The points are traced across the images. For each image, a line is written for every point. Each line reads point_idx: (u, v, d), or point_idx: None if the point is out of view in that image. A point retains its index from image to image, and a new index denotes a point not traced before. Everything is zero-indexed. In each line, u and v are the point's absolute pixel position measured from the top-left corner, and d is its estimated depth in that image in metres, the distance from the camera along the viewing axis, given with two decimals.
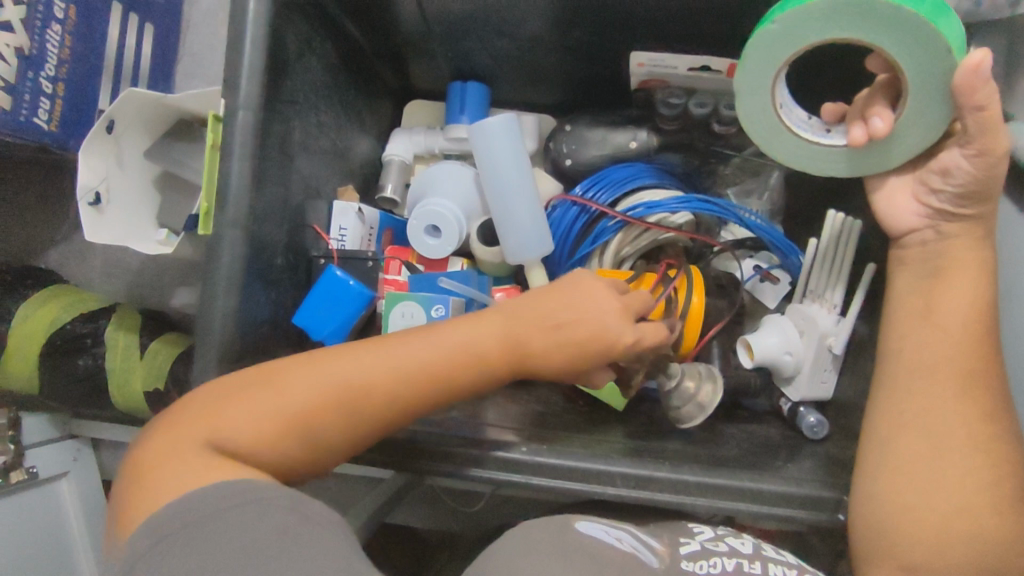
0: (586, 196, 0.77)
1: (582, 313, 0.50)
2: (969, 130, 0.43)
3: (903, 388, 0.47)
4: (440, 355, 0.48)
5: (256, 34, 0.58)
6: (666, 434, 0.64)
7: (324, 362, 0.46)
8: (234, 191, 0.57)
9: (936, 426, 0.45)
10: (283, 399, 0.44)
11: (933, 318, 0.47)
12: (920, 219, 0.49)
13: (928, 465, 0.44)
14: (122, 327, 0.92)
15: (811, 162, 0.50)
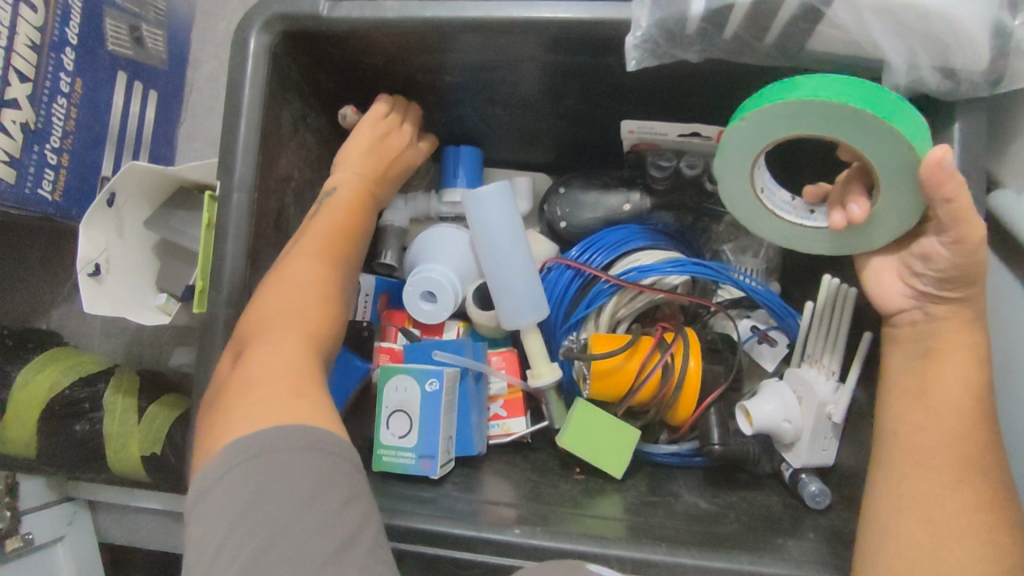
0: (581, 259, 0.77)
1: (348, 206, 0.65)
2: (942, 220, 0.43)
3: (898, 471, 0.47)
4: (312, 247, 0.59)
5: (252, 120, 0.60)
6: (663, 505, 0.63)
7: (262, 328, 0.53)
8: (229, 271, 0.58)
9: (933, 512, 0.45)
10: (267, 328, 0.52)
11: (926, 399, 0.47)
12: (907, 299, 0.49)
13: (930, 554, 0.44)
14: (121, 390, 0.92)
15: (796, 242, 0.51)
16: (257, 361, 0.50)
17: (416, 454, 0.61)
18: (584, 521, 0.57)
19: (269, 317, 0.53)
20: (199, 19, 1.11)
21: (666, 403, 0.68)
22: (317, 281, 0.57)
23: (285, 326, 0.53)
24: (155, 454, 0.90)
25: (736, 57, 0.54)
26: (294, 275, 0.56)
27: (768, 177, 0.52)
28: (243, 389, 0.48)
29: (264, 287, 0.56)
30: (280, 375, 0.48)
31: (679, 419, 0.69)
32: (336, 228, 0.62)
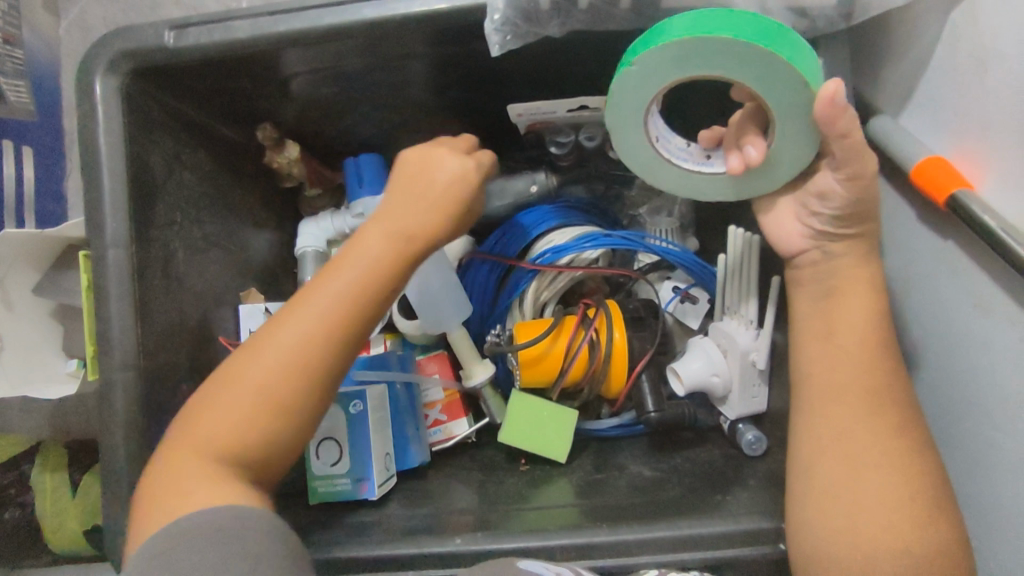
0: (496, 250, 0.77)
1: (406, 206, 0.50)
2: (839, 155, 0.43)
3: (814, 412, 0.48)
4: (368, 260, 0.48)
5: (115, 168, 0.56)
6: (609, 481, 0.63)
7: (269, 345, 0.46)
8: (118, 332, 0.55)
9: (850, 447, 0.46)
10: (232, 393, 0.46)
11: (833, 337, 0.48)
12: (806, 240, 0.49)
13: (853, 489, 0.45)
14: (48, 466, 0.88)
15: (694, 191, 0.50)
16: (201, 436, 0.45)
17: (352, 478, 0.60)
18: (530, 515, 0.57)
19: (212, 387, 0.47)
20: (63, 63, 1.04)
21: (597, 381, 0.67)
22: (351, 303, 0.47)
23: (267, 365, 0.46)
24: (97, 525, 0.85)
25: (598, 27, 0.53)
26: (325, 319, 0.46)
27: (664, 126, 0.51)
28: (195, 461, 0.45)
29: (248, 338, 0.48)
30: (220, 463, 0.45)
31: (613, 391, 0.69)
32: (393, 247, 0.49)
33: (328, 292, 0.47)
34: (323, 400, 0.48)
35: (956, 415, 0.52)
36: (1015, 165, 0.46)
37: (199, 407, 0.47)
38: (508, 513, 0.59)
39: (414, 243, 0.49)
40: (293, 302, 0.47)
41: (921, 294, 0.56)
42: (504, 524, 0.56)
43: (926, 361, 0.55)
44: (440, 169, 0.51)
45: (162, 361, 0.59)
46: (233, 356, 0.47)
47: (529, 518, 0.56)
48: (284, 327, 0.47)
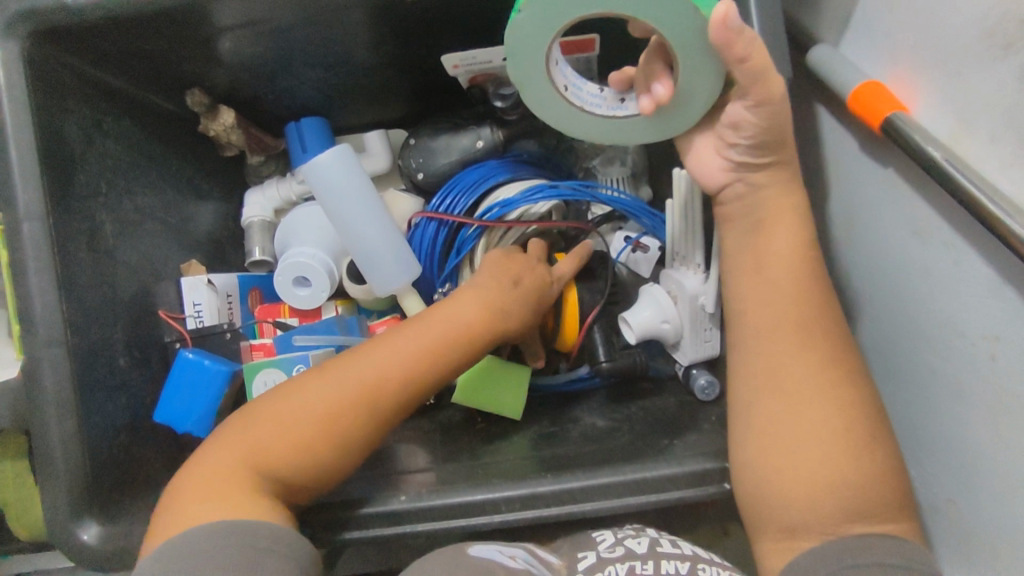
0: (443, 208, 0.74)
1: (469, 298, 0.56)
2: (742, 82, 0.41)
3: (749, 348, 0.48)
4: (424, 346, 0.53)
5: (20, 141, 0.53)
6: (563, 434, 0.63)
7: (306, 396, 0.50)
8: (40, 308, 0.53)
9: (784, 379, 0.45)
10: (298, 418, 0.49)
11: (763, 271, 0.47)
12: (728, 173, 0.47)
13: (790, 422, 0.44)
14: (9, 455, 0.86)
15: (614, 137, 0.49)
16: (272, 446, 0.48)
17: None
18: (478, 470, 0.56)
19: (331, 417, 0.49)
20: None
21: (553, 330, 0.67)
22: (392, 383, 0.51)
23: (297, 413, 0.50)
24: None
25: None
26: (356, 382, 0.51)
27: (574, 72, 0.49)
28: (223, 459, 0.48)
29: (331, 371, 0.51)
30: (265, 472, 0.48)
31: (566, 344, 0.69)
32: (439, 344, 0.53)
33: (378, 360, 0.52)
34: (365, 453, 0.51)
35: (900, 346, 0.51)
36: (947, 85, 0.45)
37: (263, 409, 0.50)
38: (460, 469, 0.58)
39: (459, 340, 0.54)
40: (398, 360, 0.52)
41: (866, 228, 0.54)
42: (453, 480, 0.55)
43: (872, 295, 0.54)
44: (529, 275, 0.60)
45: (94, 338, 0.57)
46: (302, 385, 0.51)
47: (477, 472, 0.56)
48: (388, 396, 0.51)
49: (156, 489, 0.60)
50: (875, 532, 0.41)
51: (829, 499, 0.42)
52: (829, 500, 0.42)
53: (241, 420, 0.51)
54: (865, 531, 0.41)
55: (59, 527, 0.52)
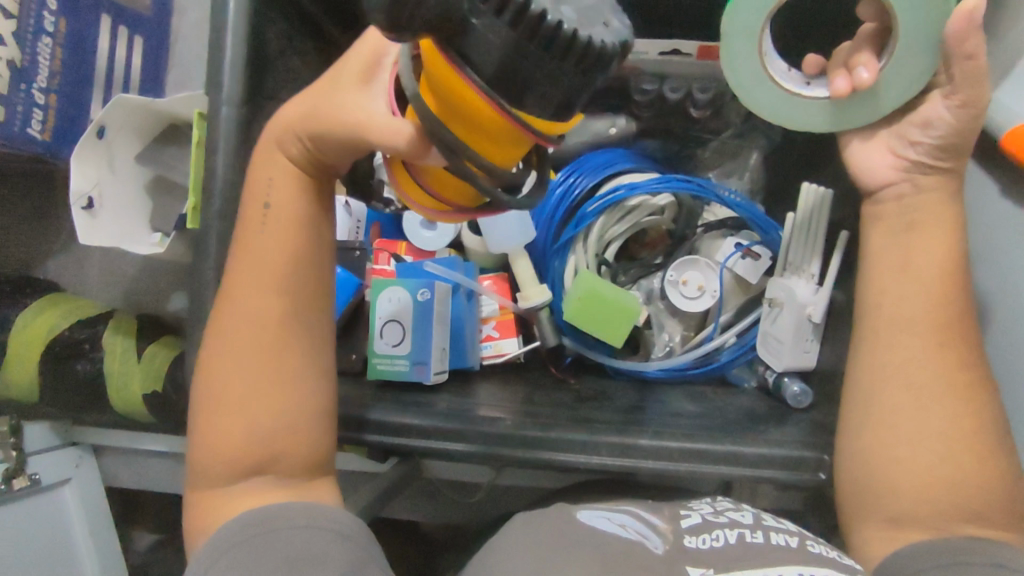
0: (568, 182, 0.77)
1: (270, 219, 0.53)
2: (955, 81, 0.45)
3: (879, 344, 0.50)
4: (263, 280, 0.52)
5: (238, 37, 0.60)
6: (651, 409, 0.66)
7: (216, 385, 0.52)
8: (221, 183, 0.59)
9: (913, 381, 0.49)
10: (224, 399, 0.51)
11: (908, 271, 0.50)
12: (895, 173, 0.50)
13: (917, 424, 0.48)
14: (120, 332, 0.95)
15: (786, 115, 0.50)
16: (224, 439, 0.50)
17: (410, 361, 0.64)
18: (579, 414, 0.62)
19: (269, 369, 0.52)
20: None
21: (457, 142, 0.38)
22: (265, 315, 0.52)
23: (220, 399, 0.51)
24: (157, 392, 0.92)
25: None
26: (240, 346, 0.52)
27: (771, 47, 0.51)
28: (207, 458, 0.50)
29: (246, 333, 0.52)
30: (264, 450, 0.50)
31: (530, 124, 0.36)
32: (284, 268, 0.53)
33: (242, 317, 0.52)
34: (290, 377, 0.52)
35: None
36: None
37: (202, 405, 0.52)
38: (565, 410, 0.64)
39: (293, 253, 0.53)
40: (282, 292, 0.53)
41: None
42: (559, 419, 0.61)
43: None
44: (344, 106, 0.45)
45: None
46: (225, 360, 0.52)
47: (579, 416, 0.62)
48: (303, 317, 0.54)
49: None
50: (987, 535, 0.45)
51: (947, 501, 0.46)
52: (946, 502, 0.46)
53: (201, 418, 0.51)
54: (974, 533, 0.46)
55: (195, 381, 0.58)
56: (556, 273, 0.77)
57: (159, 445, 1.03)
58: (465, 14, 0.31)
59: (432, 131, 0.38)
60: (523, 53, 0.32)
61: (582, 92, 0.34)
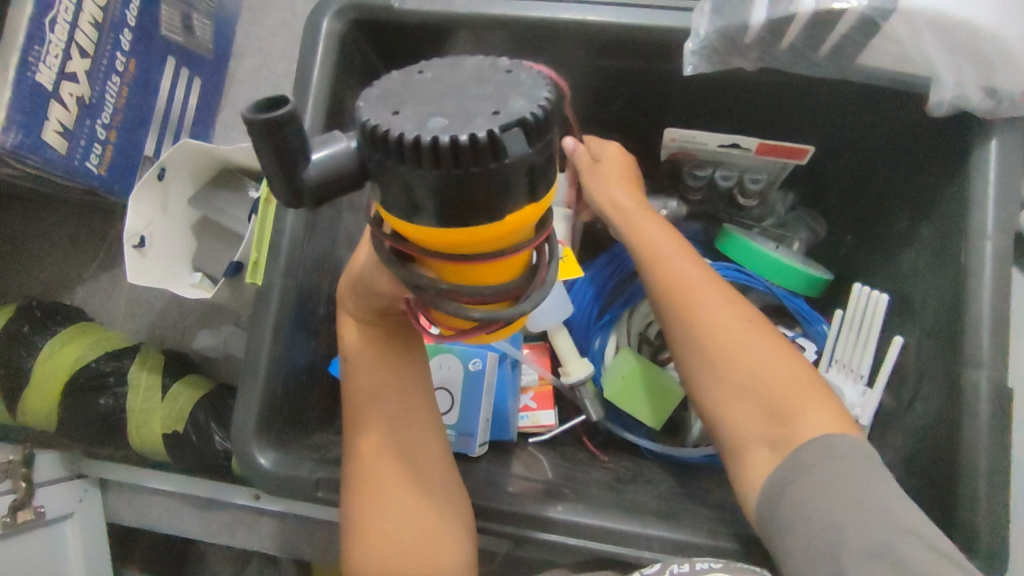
0: (616, 260, 0.79)
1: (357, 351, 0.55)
2: None
3: (674, 314, 0.53)
4: (376, 385, 0.55)
5: (318, 103, 0.61)
6: (693, 498, 0.65)
7: (360, 499, 0.53)
8: (289, 243, 0.60)
9: (732, 323, 0.51)
10: (373, 507, 0.53)
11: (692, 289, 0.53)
12: None
13: (727, 356, 0.50)
14: (146, 366, 0.94)
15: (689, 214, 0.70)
16: (379, 542, 0.52)
17: (456, 431, 0.65)
18: (623, 497, 0.62)
19: (390, 483, 0.54)
20: (245, 14, 1.12)
21: (450, 287, 0.34)
22: (385, 417, 0.55)
23: (366, 505, 0.53)
24: (177, 432, 0.90)
25: (793, 66, 0.55)
26: (377, 453, 0.54)
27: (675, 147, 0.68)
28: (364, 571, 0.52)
29: (367, 458, 0.54)
30: (398, 552, 0.52)
31: (496, 248, 0.32)
32: (398, 374, 0.55)
33: (372, 426, 0.55)
34: (415, 470, 0.55)
35: None
36: None
37: (354, 523, 0.53)
38: (608, 491, 0.63)
39: (394, 360, 0.55)
40: (393, 420, 0.55)
41: None
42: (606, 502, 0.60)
43: None
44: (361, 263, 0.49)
45: (311, 282, 0.64)
46: (358, 487, 0.54)
47: (624, 498, 0.61)
48: (409, 433, 0.55)
49: (310, 433, 0.65)
50: (843, 434, 0.45)
51: (780, 405, 0.47)
52: (781, 408, 0.47)
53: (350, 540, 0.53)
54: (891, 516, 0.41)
55: (242, 437, 0.58)
56: (597, 352, 0.78)
57: (168, 484, 1.01)
58: (366, 159, 0.29)
59: (400, 270, 0.35)
60: (443, 184, 0.27)
61: (504, 199, 0.29)
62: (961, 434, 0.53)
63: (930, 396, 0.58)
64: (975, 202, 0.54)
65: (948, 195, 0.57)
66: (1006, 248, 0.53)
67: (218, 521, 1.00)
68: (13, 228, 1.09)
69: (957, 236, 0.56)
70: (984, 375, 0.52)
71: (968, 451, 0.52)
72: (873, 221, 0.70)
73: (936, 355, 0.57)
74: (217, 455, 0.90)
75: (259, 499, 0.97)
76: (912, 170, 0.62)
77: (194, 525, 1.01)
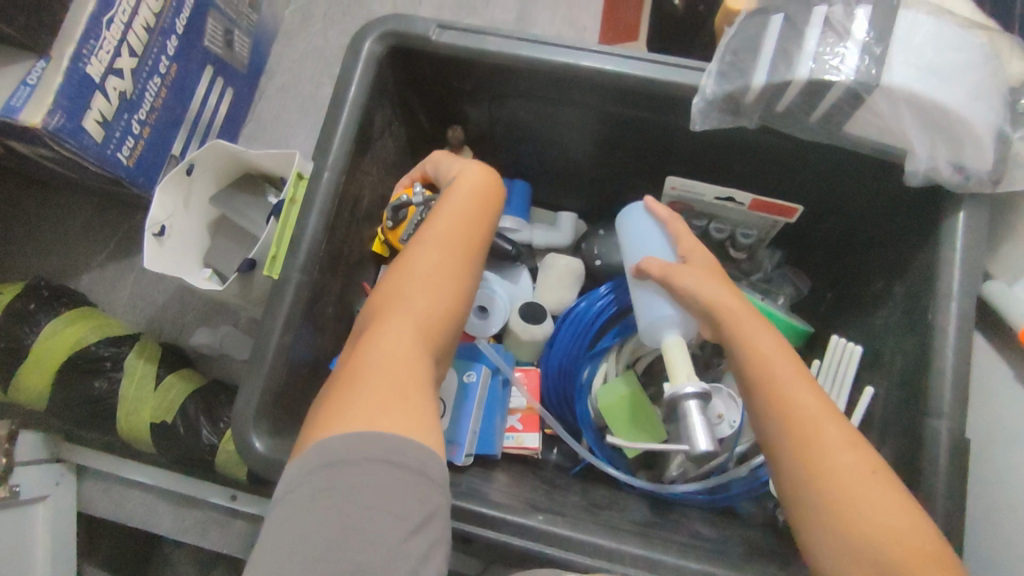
0: (610, 296, 0.81)
1: (444, 225, 0.60)
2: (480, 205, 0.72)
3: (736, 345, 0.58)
4: (452, 262, 0.57)
5: (351, 117, 0.67)
6: (670, 527, 0.67)
7: (391, 339, 0.50)
8: (308, 242, 0.64)
9: (864, 503, 0.47)
10: (385, 369, 0.48)
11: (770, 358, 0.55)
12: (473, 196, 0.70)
13: (851, 513, 0.47)
14: (142, 356, 0.96)
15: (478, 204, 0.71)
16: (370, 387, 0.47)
17: (446, 438, 0.68)
18: (600, 518, 0.64)
19: (411, 349, 0.50)
20: (281, 37, 1.20)
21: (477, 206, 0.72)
22: (446, 286, 0.56)
23: (397, 346, 0.50)
24: (165, 423, 0.91)
25: (788, 128, 0.61)
26: (422, 312, 0.53)
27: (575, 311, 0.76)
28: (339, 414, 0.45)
29: (399, 319, 0.52)
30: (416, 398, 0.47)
31: None
32: (462, 252, 0.59)
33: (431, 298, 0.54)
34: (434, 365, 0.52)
35: None
36: None
37: (365, 362, 0.49)
38: (590, 511, 0.66)
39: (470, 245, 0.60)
40: (444, 298, 0.55)
41: (1004, 446, 0.61)
42: (587, 519, 0.63)
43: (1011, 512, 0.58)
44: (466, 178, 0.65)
45: (321, 281, 0.68)
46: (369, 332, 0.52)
47: (599, 518, 0.64)
48: (427, 307, 0.54)
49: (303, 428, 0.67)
50: None
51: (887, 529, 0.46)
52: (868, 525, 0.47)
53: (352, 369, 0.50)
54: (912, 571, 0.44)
55: (241, 420, 0.60)
56: (584, 384, 0.80)
57: (145, 478, 1.01)
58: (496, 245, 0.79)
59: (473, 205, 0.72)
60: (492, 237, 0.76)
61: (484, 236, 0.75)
62: (920, 478, 0.56)
63: (894, 445, 0.61)
64: (944, 268, 0.59)
65: (919, 261, 0.63)
66: (968, 310, 0.58)
67: (191, 520, 1.00)
68: (29, 211, 1.12)
69: (927, 297, 0.60)
70: (944, 426, 0.56)
71: (926, 493, 0.55)
72: (854, 279, 0.75)
73: (903, 404, 0.61)
74: (203, 450, 0.91)
75: (236, 500, 0.97)
76: (887, 237, 0.68)
77: (166, 522, 1.01)
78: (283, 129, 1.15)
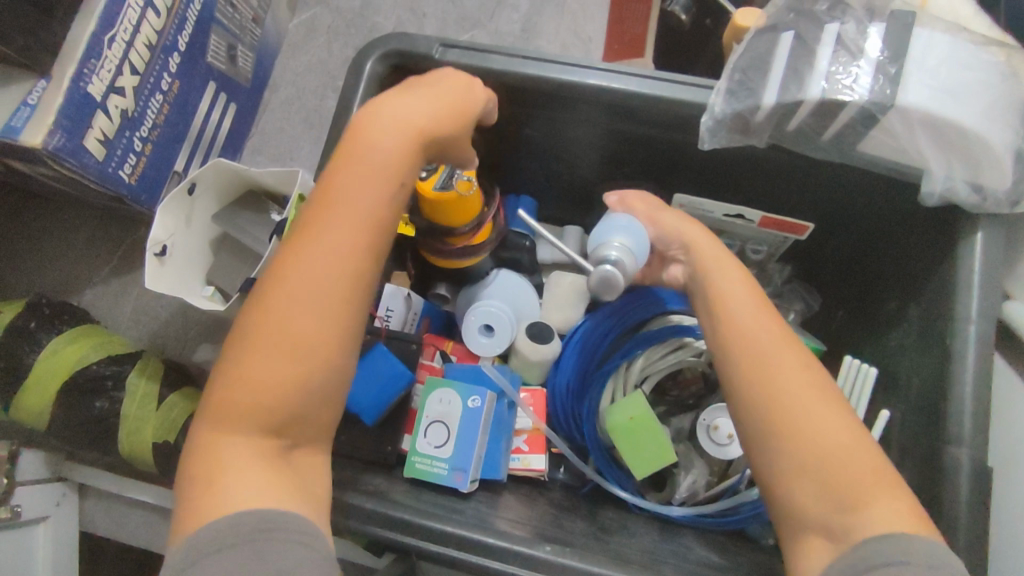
0: (614, 315, 0.81)
1: (342, 198, 0.53)
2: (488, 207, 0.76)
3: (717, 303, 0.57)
4: (348, 242, 0.52)
5: None
6: (681, 554, 0.66)
7: (261, 353, 0.50)
8: None
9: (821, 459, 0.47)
10: (259, 388, 0.49)
11: (757, 313, 0.54)
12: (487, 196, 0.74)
13: (825, 474, 0.47)
14: (144, 374, 0.95)
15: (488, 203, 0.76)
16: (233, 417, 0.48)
17: (450, 466, 0.66)
18: (609, 546, 0.62)
19: (278, 365, 0.49)
20: (284, 50, 1.19)
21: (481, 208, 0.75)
22: (340, 274, 0.51)
23: (279, 367, 0.49)
24: (167, 442, 0.91)
25: (800, 146, 0.60)
26: (306, 314, 0.50)
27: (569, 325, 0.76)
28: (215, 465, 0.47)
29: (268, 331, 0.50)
30: (269, 425, 0.49)
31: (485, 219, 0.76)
32: (365, 228, 0.52)
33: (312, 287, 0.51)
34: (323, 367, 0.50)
35: None
36: None
37: (234, 386, 0.49)
38: (600, 539, 0.65)
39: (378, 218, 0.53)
40: (329, 291, 0.51)
41: None
42: (597, 548, 0.62)
43: None
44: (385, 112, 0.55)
45: None
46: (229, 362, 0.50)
47: (608, 547, 0.62)
48: (304, 308, 0.50)
49: None
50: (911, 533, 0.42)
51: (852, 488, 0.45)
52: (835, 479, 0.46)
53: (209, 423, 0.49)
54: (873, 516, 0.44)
55: None
56: (591, 403, 0.78)
57: (148, 496, 1.00)
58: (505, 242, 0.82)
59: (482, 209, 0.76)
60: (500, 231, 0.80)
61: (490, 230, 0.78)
62: (940, 508, 0.54)
63: (910, 471, 0.60)
64: (961, 290, 0.58)
65: (935, 282, 0.61)
66: (988, 334, 0.56)
67: None
68: (31, 227, 1.11)
69: (945, 319, 0.59)
70: (964, 455, 0.54)
71: (947, 524, 0.53)
72: (867, 297, 0.73)
73: (920, 429, 0.60)
74: None
75: None
76: (901, 256, 0.66)
77: (170, 540, 1.00)
78: (287, 143, 1.15)
